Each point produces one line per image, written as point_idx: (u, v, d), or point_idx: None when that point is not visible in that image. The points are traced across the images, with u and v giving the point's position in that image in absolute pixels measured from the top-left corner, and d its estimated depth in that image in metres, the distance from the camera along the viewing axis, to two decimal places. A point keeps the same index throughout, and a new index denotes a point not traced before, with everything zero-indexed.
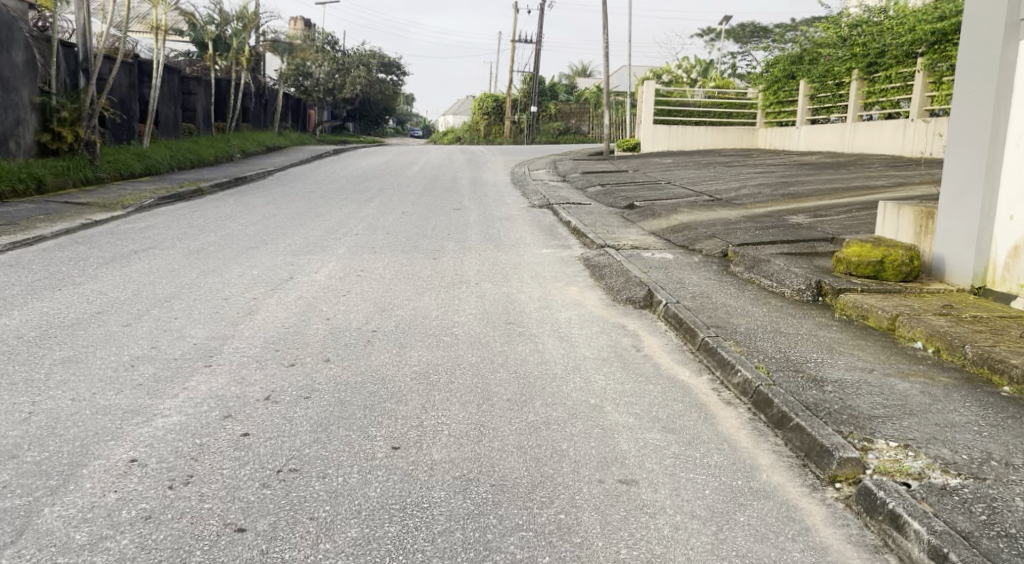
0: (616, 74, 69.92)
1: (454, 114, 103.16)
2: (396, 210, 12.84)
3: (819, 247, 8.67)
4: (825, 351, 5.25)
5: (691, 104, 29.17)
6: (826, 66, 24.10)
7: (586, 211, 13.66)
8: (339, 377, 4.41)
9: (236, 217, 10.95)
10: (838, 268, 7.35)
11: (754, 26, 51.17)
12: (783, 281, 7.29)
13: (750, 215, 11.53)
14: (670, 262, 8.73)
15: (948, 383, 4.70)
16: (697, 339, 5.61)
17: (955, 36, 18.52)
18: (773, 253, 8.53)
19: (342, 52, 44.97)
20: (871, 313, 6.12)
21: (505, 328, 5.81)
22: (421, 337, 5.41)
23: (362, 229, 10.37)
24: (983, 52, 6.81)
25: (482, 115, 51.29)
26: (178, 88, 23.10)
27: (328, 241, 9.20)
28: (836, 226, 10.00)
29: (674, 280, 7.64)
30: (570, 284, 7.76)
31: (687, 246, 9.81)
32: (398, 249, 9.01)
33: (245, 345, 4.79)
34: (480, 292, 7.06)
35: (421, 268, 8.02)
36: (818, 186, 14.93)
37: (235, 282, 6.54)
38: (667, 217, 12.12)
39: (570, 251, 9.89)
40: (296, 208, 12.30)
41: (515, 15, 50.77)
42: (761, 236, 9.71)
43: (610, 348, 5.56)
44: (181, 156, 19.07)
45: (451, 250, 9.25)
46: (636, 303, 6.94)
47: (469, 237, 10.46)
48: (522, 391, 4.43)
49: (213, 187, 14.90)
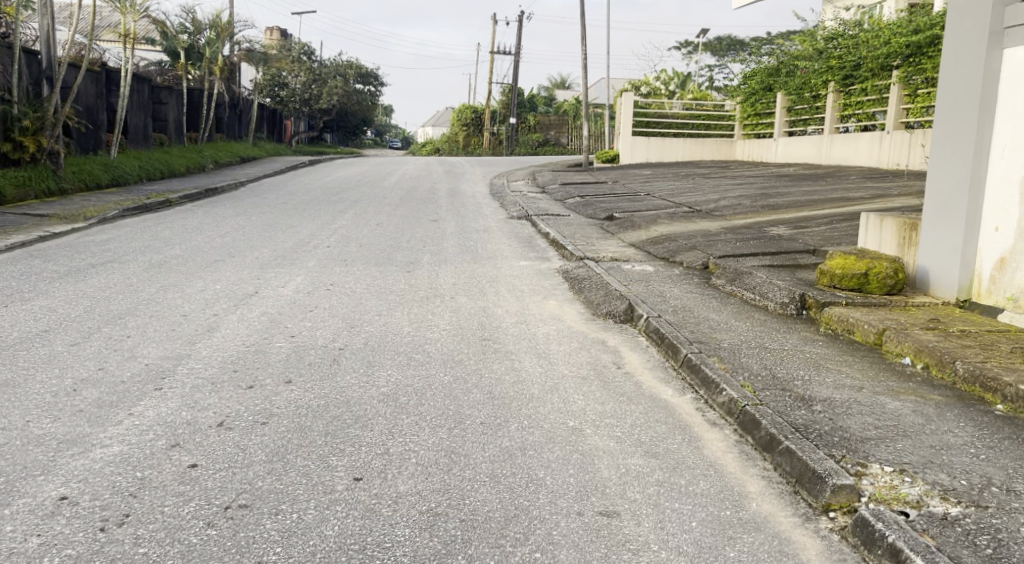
0: (594, 87, 70.08)
1: (432, 126, 103.06)
2: (371, 222, 12.57)
3: (802, 259, 8.51)
4: (811, 368, 5.04)
5: (669, 116, 29.18)
6: (803, 78, 24.18)
7: (565, 223, 13.47)
8: (300, 400, 4.13)
9: (204, 229, 10.64)
10: (821, 281, 7.17)
11: (731, 40, 51.53)
12: (767, 294, 7.10)
13: (730, 227, 11.38)
14: (650, 274, 8.54)
15: (941, 402, 4.50)
16: (680, 355, 5.39)
17: (929, 49, 18.63)
18: (755, 265, 8.34)
19: (319, 62, 44.66)
20: (857, 327, 5.94)
21: (478, 345, 5.57)
22: (391, 355, 5.15)
23: (334, 241, 10.10)
24: (967, 61, 6.65)
25: (461, 127, 51.16)
26: (149, 98, 22.70)
27: (298, 254, 8.92)
28: (818, 238, 9.87)
29: (655, 293, 7.43)
30: (547, 297, 7.53)
31: (668, 258, 9.62)
32: (371, 262, 8.75)
33: (200, 366, 4.51)
34: (454, 307, 6.81)
35: (394, 282, 7.77)
36: (797, 197, 14.85)
37: (196, 298, 6.24)
38: (646, 228, 11.95)
39: (548, 264, 9.66)
40: (268, 220, 12.00)
41: (494, 27, 50.78)
42: (741, 248, 9.55)
43: (588, 365, 5.33)
44: (151, 166, 18.70)
45: (425, 263, 9.00)
46: (616, 317, 6.71)
47: (444, 249, 10.22)
48: (496, 414, 4.18)
49: (182, 198, 14.54)
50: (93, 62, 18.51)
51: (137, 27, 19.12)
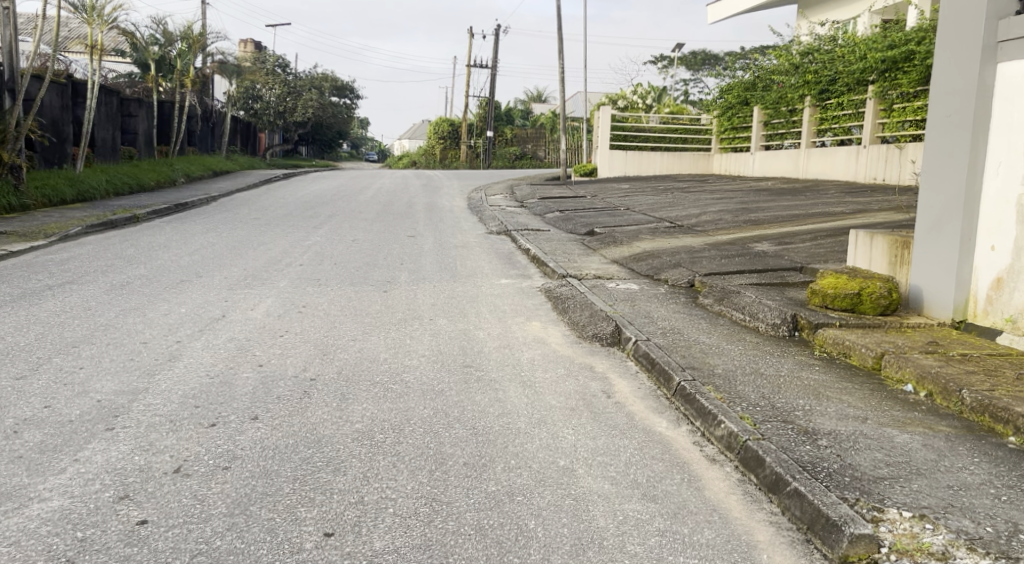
0: (570, 100, 70.20)
1: (409, 138, 102.86)
2: (346, 238, 12.23)
3: (790, 277, 8.28)
4: (812, 397, 4.78)
5: (647, 129, 29.11)
6: (779, 92, 24.20)
7: (545, 238, 13.21)
8: (265, 440, 3.80)
9: (171, 247, 10.25)
10: (812, 301, 6.93)
11: (706, 54, 51.79)
12: (757, 314, 6.86)
13: (713, 243, 11.18)
14: (636, 293, 8.28)
15: (950, 434, 4.24)
16: (672, 384, 5.11)
17: (905, 65, 18.68)
18: (743, 284, 8.11)
19: (293, 75, 44.22)
20: (854, 351, 5.69)
21: (459, 373, 5.26)
22: (367, 386, 4.82)
23: (308, 259, 9.75)
24: (960, 76, 6.43)
25: (438, 140, 50.89)
26: (117, 110, 22.20)
27: (270, 273, 8.57)
28: (804, 254, 9.67)
29: (641, 313, 7.17)
30: (530, 318, 7.24)
31: (652, 275, 9.37)
32: (346, 281, 8.42)
33: (156, 401, 4.17)
34: (433, 330, 6.50)
35: (370, 302, 7.44)
36: (778, 212, 14.69)
37: (158, 324, 5.89)
38: (628, 244, 11.71)
39: (530, 282, 9.38)
40: (239, 237, 11.62)
41: (470, 40, 50.66)
42: (727, 265, 9.33)
43: (576, 394, 5.03)
44: (118, 181, 18.24)
45: (402, 281, 8.68)
46: (603, 340, 6.43)
47: (422, 266, 9.91)
48: (480, 452, 3.88)
49: (150, 214, 14.10)
50: (59, 73, 18.04)
51: (104, 38, 18.69)
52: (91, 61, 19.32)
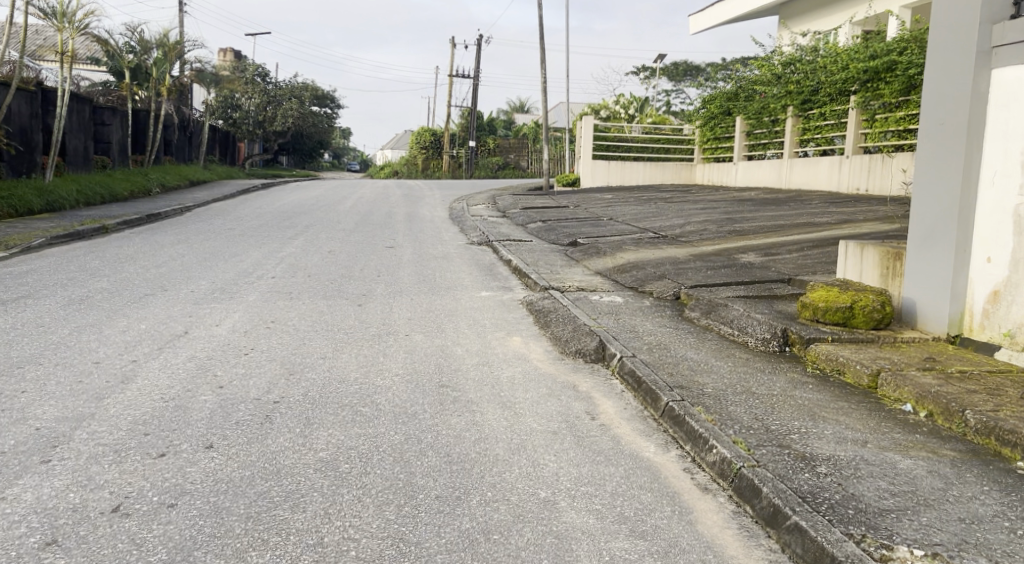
0: (553, 111, 70.20)
1: (393, 148, 102.56)
2: (322, 249, 11.90)
3: (778, 289, 8.04)
4: (808, 418, 4.52)
5: (630, 139, 28.96)
6: (761, 103, 24.12)
7: (527, 249, 12.93)
8: (218, 472, 3.48)
9: (138, 259, 9.91)
10: (803, 314, 6.69)
11: (687, 65, 51.88)
12: (746, 328, 6.61)
13: (698, 254, 10.94)
14: (620, 306, 8.01)
15: (957, 459, 3.98)
16: (660, 405, 4.84)
17: (886, 75, 18.62)
18: (730, 297, 7.87)
19: (274, 84, 43.80)
20: (849, 368, 5.43)
21: (433, 393, 4.96)
22: (334, 409, 4.51)
23: (281, 271, 9.43)
24: (953, 82, 6.22)
25: (420, 150, 50.61)
26: (90, 118, 21.77)
27: (239, 286, 8.25)
28: (791, 266, 9.45)
29: (626, 328, 6.90)
30: (511, 333, 6.95)
31: (637, 287, 9.11)
32: (319, 295, 8.09)
33: (101, 429, 3.84)
34: (408, 346, 6.20)
35: (342, 317, 7.14)
36: (763, 222, 14.50)
37: (114, 342, 5.55)
38: (612, 255, 11.46)
39: (511, 294, 9.09)
40: (211, 248, 11.26)
41: (452, 50, 50.47)
42: (714, 276, 9.09)
43: (558, 416, 4.74)
44: (89, 191, 17.83)
45: (378, 294, 8.37)
46: (587, 357, 6.15)
47: (400, 278, 9.61)
48: (455, 484, 3.58)
49: (120, 224, 13.71)
50: (28, 81, 17.62)
51: (75, 45, 18.29)
52: (62, 69, 18.92)
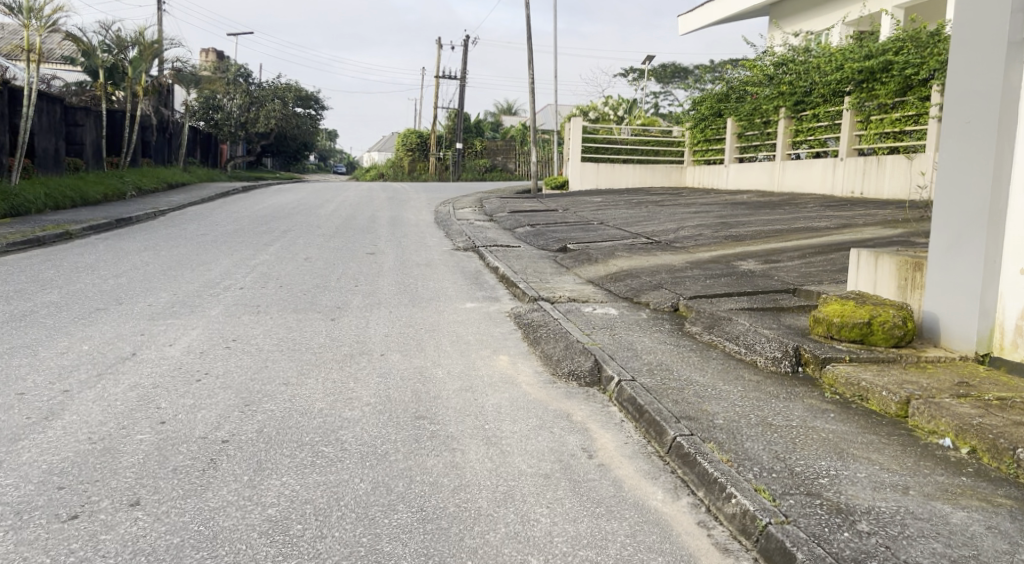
0: (541, 112, 69.67)
1: (380, 150, 101.93)
2: (297, 256, 11.28)
3: (785, 301, 7.46)
4: (836, 457, 3.95)
5: (619, 141, 28.42)
6: (753, 104, 23.66)
7: (515, 255, 12.35)
8: (139, 541, 2.92)
9: (97, 268, 9.28)
10: (816, 330, 6.12)
11: (676, 66, 51.43)
12: (754, 346, 6.04)
13: (695, 261, 10.40)
14: (615, 319, 7.43)
15: (1016, 510, 3.42)
16: (667, 440, 4.24)
17: (883, 75, 18.15)
18: (733, 309, 7.31)
19: (256, 84, 43.01)
20: (873, 394, 4.85)
21: (407, 427, 4.36)
22: (291, 451, 3.91)
23: (251, 281, 8.82)
24: (982, 76, 5.66)
25: (406, 152, 49.93)
26: (61, 119, 21.07)
27: (202, 298, 7.65)
28: (796, 274, 8.90)
29: (623, 345, 6.31)
30: (498, 350, 6.36)
31: (632, 298, 8.54)
32: (288, 307, 7.49)
33: (4, 483, 3.30)
34: (382, 368, 5.60)
35: (312, 332, 6.54)
36: (759, 227, 13.99)
37: (46, 368, 4.94)
38: (604, 262, 10.88)
39: (498, 305, 8.49)
40: (179, 255, 10.63)
41: (438, 51, 49.85)
42: (714, 286, 8.52)
43: (550, 454, 4.15)
44: (56, 194, 17.16)
45: (355, 307, 7.78)
46: (581, 380, 5.55)
47: (379, 288, 9.00)
48: (427, 551, 3.02)
49: (85, 230, 13.04)
50: None
51: (42, 42, 17.60)
52: (28, 67, 18.23)
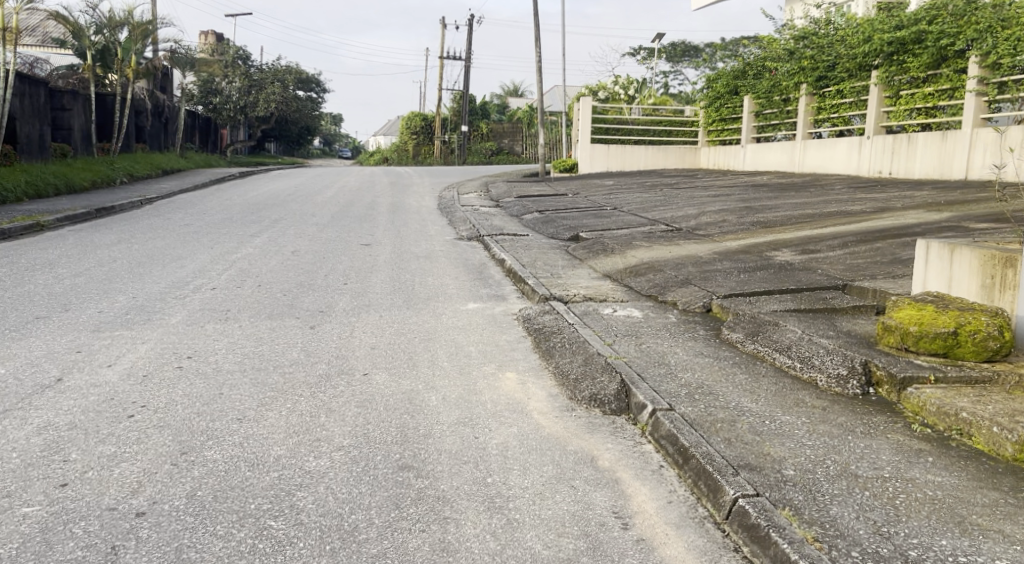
0: (548, 93, 68.19)
1: (385, 135, 100.66)
2: (284, 249, 10.30)
3: (838, 302, 6.42)
4: (961, 532, 2.94)
5: (630, 122, 27.27)
6: (772, 81, 22.51)
7: (523, 245, 11.34)
8: None
9: (57, 265, 8.34)
10: (886, 340, 5.08)
11: (686, 45, 50.09)
12: (812, 360, 5.01)
13: (723, 252, 9.35)
14: (640, 324, 6.42)
15: None
16: (725, 502, 3.24)
17: (915, 46, 16.95)
18: (778, 312, 6.29)
19: (256, 67, 41.99)
20: (978, 430, 3.81)
21: (386, 484, 3.39)
22: (227, 531, 2.93)
23: (227, 280, 7.86)
24: None
25: (411, 135, 48.79)
26: (46, 103, 20.14)
27: (166, 301, 6.69)
28: (841, 267, 7.86)
29: (653, 359, 5.31)
30: (504, 366, 5.39)
31: (656, 296, 7.51)
32: (262, 312, 6.50)
33: None
34: (363, 394, 4.62)
35: (284, 344, 5.57)
36: (787, 211, 12.94)
37: None
38: (621, 254, 9.87)
39: (504, 306, 7.49)
40: (154, 250, 9.66)
41: (443, 32, 48.59)
42: (750, 282, 7.51)
43: (571, 523, 3.16)
44: (38, 181, 16.25)
45: (342, 310, 6.81)
46: (605, 407, 4.55)
47: (370, 287, 8.00)
48: None
49: (59, 221, 12.10)
50: None
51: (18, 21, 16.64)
52: (6, 47, 17.29)
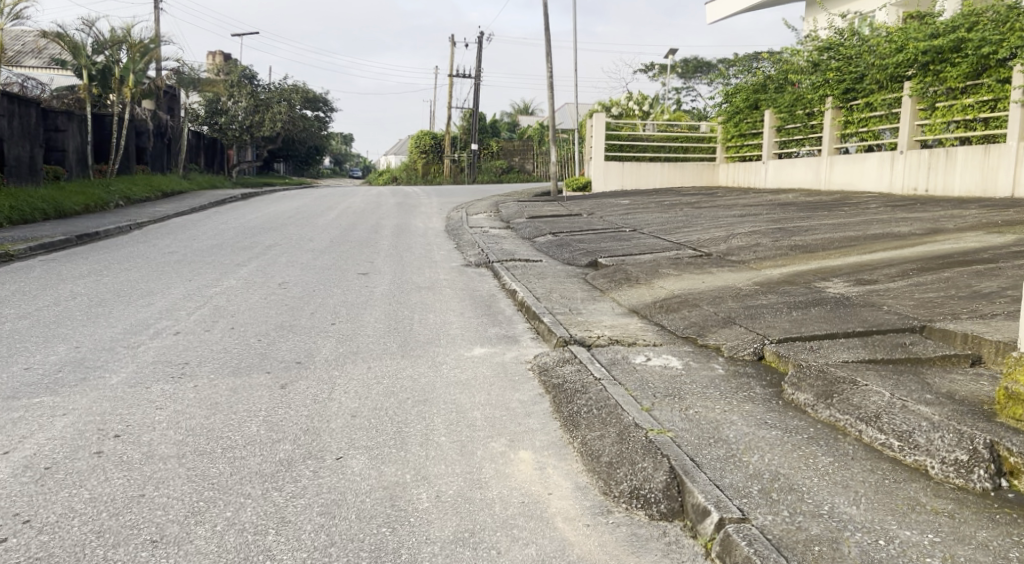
0: (559, 112, 67.01)
1: (395, 154, 100.18)
2: (271, 281, 9.25)
3: (923, 354, 5.28)
4: None
5: (645, 138, 26.14)
6: (795, 94, 21.41)
7: (536, 272, 10.27)
8: None
9: (6, 304, 7.30)
10: (1009, 412, 3.98)
11: (698, 61, 49.13)
12: (918, 438, 3.87)
13: (765, 282, 8.23)
14: (682, 377, 5.29)
15: None
16: None
17: (954, 55, 15.79)
18: (851, 364, 5.15)
19: (262, 87, 41.19)
20: None
21: None
22: None
23: (196, 322, 6.80)
24: None
25: (420, 155, 47.95)
26: (37, 124, 19.24)
27: (115, 353, 5.60)
28: (909, 302, 6.72)
29: (707, 433, 4.19)
30: (518, 442, 4.25)
31: (695, 340, 6.39)
32: (226, 366, 5.40)
33: None
34: (332, 492, 3.50)
35: (240, 414, 4.44)
36: (826, 233, 11.80)
37: None
38: (647, 284, 8.76)
39: (516, 351, 6.39)
40: (124, 283, 8.60)
41: (451, 49, 47.99)
42: (806, 322, 6.37)
43: None
44: (19, 205, 15.30)
45: (323, 362, 5.68)
46: (653, 509, 3.44)
47: (362, 327, 6.91)
48: None
49: (30, 249, 11.10)
50: None
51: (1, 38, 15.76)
52: None
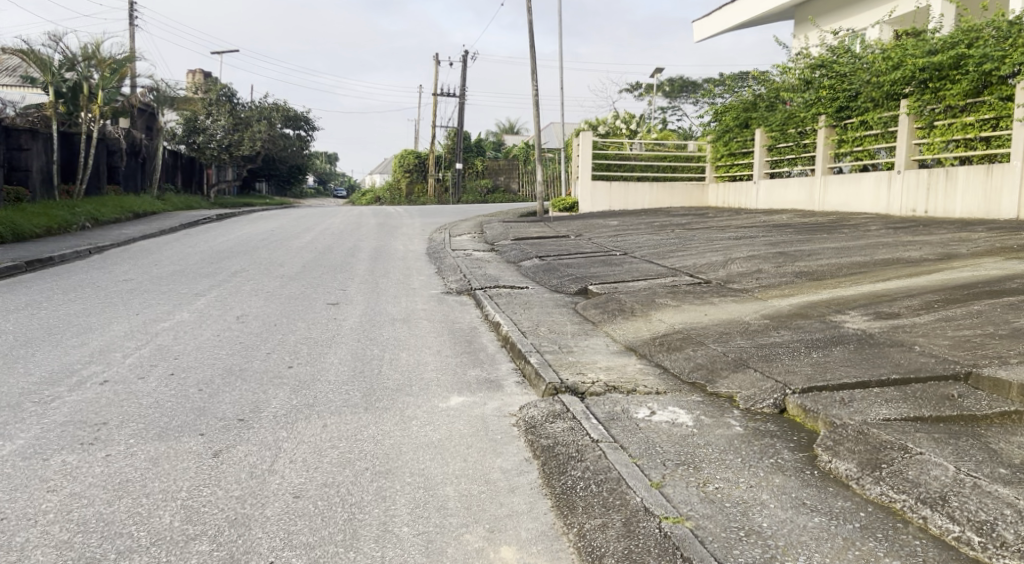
0: (545, 131, 66.43)
1: (379, 173, 99.46)
2: (227, 313, 8.37)
3: (974, 409, 4.49)
4: None
5: (632, 158, 25.46)
6: (787, 113, 20.79)
7: (522, 301, 9.45)
8: None
9: None
10: None
11: (684, 80, 48.74)
12: (1004, 535, 3.08)
13: (774, 315, 7.45)
14: (694, 438, 4.46)
15: None
16: None
17: (953, 73, 15.19)
18: (894, 422, 4.34)
19: (242, 105, 40.38)
20: None
21: None
22: None
23: (132, 366, 5.91)
24: None
25: (403, 174, 47.22)
26: None
27: (22, 409, 4.72)
28: (943, 342, 5.95)
29: (735, 519, 3.37)
30: (499, 535, 3.39)
31: (703, 387, 5.57)
32: (152, 427, 4.52)
33: None
34: None
35: (149, 498, 3.56)
36: (829, 257, 11.07)
37: None
38: (644, 316, 7.96)
39: (500, 400, 5.55)
40: (61, 317, 7.72)
41: (436, 68, 47.43)
42: (829, 365, 5.57)
43: None
44: None
45: (269, 420, 4.81)
46: None
47: (322, 372, 6.05)
48: None
49: None
50: None
51: None
52: None
